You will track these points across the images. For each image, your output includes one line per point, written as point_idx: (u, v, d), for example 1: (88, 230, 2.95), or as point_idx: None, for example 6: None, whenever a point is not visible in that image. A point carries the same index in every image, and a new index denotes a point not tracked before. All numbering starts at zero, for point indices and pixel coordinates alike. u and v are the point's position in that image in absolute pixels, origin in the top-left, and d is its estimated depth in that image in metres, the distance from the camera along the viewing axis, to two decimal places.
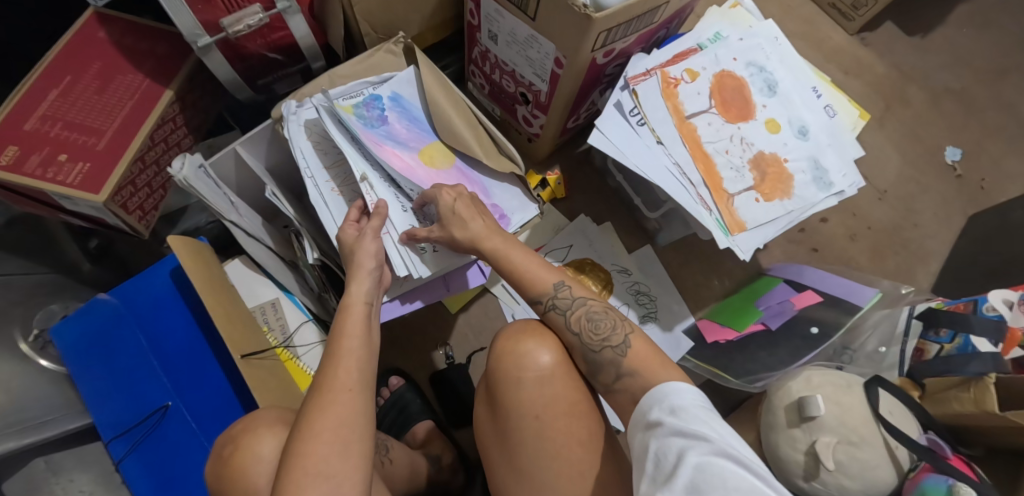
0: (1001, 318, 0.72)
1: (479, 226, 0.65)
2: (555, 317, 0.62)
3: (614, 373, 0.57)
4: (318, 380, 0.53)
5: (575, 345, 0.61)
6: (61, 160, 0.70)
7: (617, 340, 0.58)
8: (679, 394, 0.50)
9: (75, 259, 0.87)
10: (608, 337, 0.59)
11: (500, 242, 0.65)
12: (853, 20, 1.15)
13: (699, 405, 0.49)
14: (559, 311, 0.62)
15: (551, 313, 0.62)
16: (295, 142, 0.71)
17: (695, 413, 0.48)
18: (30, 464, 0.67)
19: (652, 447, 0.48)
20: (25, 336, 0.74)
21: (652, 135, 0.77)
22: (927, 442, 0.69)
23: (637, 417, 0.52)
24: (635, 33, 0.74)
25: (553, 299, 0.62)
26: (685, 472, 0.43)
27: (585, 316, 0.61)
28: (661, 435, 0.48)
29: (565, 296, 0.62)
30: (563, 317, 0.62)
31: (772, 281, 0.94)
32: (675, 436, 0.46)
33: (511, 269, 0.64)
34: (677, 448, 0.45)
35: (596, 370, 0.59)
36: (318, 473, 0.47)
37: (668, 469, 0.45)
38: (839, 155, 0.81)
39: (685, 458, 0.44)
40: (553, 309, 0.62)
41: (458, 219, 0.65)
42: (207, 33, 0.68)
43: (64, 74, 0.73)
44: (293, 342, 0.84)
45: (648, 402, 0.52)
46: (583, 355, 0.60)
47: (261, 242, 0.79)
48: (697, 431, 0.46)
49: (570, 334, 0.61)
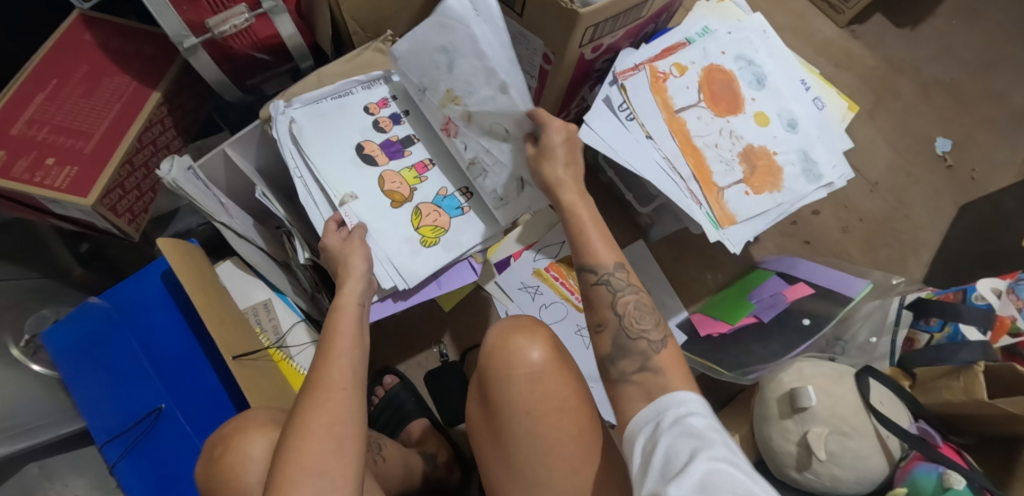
0: (990, 306, 0.73)
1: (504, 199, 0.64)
2: (603, 292, 0.59)
3: (638, 364, 0.55)
4: (310, 379, 0.53)
5: (610, 325, 0.59)
6: (49, 164, 0.70)
7: (656, 335, 0.57)
8: (692, 402, 0.49)
9: (66, 263, 0.86)
10: (647, 330, 0.57)
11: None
12: (843, 12, 1.15)
13: (710, 417, 0.48)
14: (610, 288, 0.59)
15: (600, 287, 0.59)
16: (285, 143, 0.71)
17: (706, 420, 0.48)
18: (24, 469, 0.67)
19: (661, 444, 0.46)
20: (16, 342, 0.74)
21: (642, 129, 0.77)
22: (918, 431, 0.70)
23: (647, 415, 0.51)
24: (622, 28, 0.74)
25: (609, 275, 0.59)
26: (696, 473, 0.42)
27: (631, 303, 0.59)
28: (669, 436, 0.47)
29: (621, 278, 0.59)
30: (612, 295, 0.59)
31: (763, 275, 0.94)
32: (688, 438, 0.45)
33: (577, 227, 0.62)
34: (690, 449, 0.44)
35: (619, 355, 0.56)
36: (313, 470, 0.47)
37: (676, 467, 0.44)
38: (828, 147, 0.81)
39: (695, 459, 0.43)
40: (604, 284, 0.59)
41: (547, 157, 0.65)
42: (193, 34, 0.68)
43: (51, 78, 0.73)
44: (285, 343, 0.84)
45: (660, 401, 0.51)
46: (613, 337, 0.57)
47: (252, 243, 0.79)
48: (708, 436, 0.46)
49: (610, 312, 0.59)
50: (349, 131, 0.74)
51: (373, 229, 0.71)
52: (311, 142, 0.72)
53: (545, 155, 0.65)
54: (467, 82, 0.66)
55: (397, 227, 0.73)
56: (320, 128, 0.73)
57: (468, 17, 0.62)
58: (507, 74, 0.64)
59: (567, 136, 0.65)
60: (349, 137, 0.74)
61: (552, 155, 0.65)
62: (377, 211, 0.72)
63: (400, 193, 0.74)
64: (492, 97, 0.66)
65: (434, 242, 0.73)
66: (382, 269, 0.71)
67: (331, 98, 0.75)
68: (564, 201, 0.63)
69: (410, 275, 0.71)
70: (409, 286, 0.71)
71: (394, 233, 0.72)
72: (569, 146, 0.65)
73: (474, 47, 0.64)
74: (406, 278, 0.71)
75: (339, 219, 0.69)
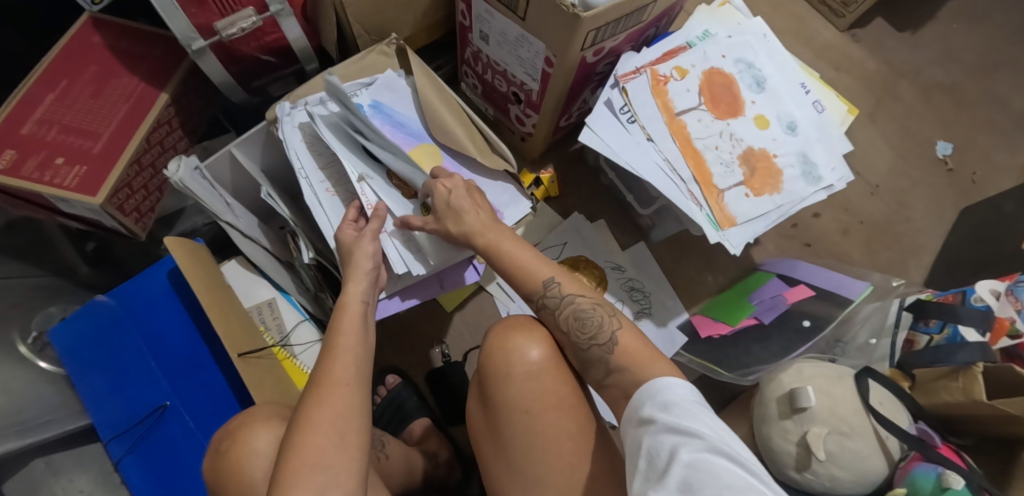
0: (988, 308, 0.74)
1: (475, 219, 0.65)
2: (547, 316, 0.62)
3: (604, 369, 0.58)
4: (314, 376, 0.53)
5: (565, 342, 0.62)
6: (58, 164, 0.71)
7: (603, 337, 0.58)
8: (670, 391, 0.50)
9: (73, 262, 0.87)
10: (595, 336, 0.58)
11: (494, 236, 0.65)
12: (843, 16, 1.16)
13: (690, 403, 0.49)
14: (549, 310, 0.62)
15: (543, 312, 0.62)
16: (292, 144, 0.72)
17: (686, 409, 0.48)
18: (30, 464, 0.67)
19: (645, 444, 0.48)
20: (24, 339, 0.75)
21: (643, 132, 0.78)
22: (917, 432, 0.70)
23: (630, 412, 0.52)
24: (623, 31, 0.74)
25: (543, 297, 0.62)
26: (678, 471, 0.43)
27: (573, 314, 0.60)
28: (652, 433, 0.48)
29: (554, 294, 0.61)
30: (554, 315, 0.62)
31: (764, 276, 0.95)
32: (667, 434, 0.46)
33: (504, 260, 0.64)
34: (670, 445, 0.46)
35: (587, 366, 0.59)
36: (316, 465, 0.48)
37: (660, 466, 0.45)
38: (827, 149, 0.82)
39: (676, 456, 0.45)
40: (544, 308, 0.62)
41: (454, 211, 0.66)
42: (201, 36, 0.69)
43: (60, 78, 0.74)
44: (290, 341, 0.85)
45: (640, 397, 0.52)
46: (575, 352, 0.60)
47: (257, 243, 0.80)
48: (688, 427, 0.46)
49: (560, 332, 0.62)
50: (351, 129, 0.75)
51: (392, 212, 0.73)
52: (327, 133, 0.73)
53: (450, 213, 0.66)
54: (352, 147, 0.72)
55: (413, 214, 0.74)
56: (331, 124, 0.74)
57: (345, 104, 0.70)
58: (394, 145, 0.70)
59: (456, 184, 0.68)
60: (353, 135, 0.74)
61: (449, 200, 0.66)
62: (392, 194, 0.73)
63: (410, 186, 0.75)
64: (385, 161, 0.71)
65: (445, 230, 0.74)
66: (396, 255, 0.71)
67: None
68: (483, 244, 0.65)
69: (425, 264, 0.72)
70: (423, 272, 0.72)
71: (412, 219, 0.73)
72: (464, 191, 0.68)
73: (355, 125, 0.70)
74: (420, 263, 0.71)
75: (359, 206, 0.70)
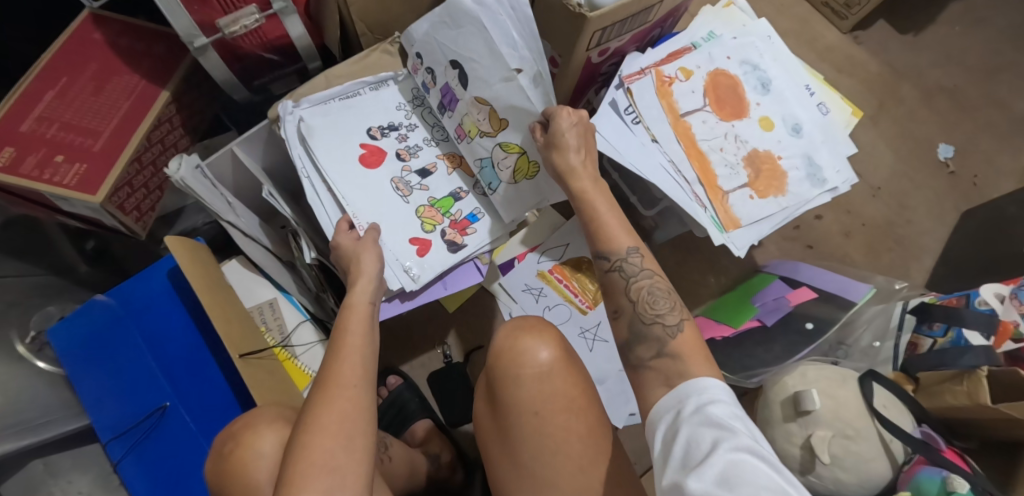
0: (993, 312, 0.73)
1: (578, 159, 0.63)
2: (618, 278, 0.58)
3: (655, 350, 0.54)
4: (321, 378, 0.53)
5: (626, 311, 0.58)
6: (58, 161, 0.70)
7: (671, 320, 0.56)
8: (714, 387, 0.49)
9: (72, 261, 0.87)
10: (663, 315, 0.56)
11: (588, 185, 0.62)
12: (846, 18, 1.16)
13: (733, 405, 0.47)
14: (623, 274, 0.58)
15: (614, 273, 0.59)
16: (293, 142, 0.71)
17: (729, 408, 0.47)
18: (29, 465, 0.67)
19: (682, 433, 0.46)
20: (22, 338, 0.74)
21: (648, 133, 0.78)
22: (921, 435, 0.70)
23: (669, 401, 0.50)
24: (629, 32, 0.74)
25: (622, 261, 0.58)
26: (717, 463, 0.42)
27: (647, 288, 0.57)
28: (691, 423, 0.46)
29: (634, 262, 0.58)
30: (625, 281, 0.58)
31: (767, 277, 0.95)
32: (710, 428, 0.45)
33: (590, 213, 0.61)
34: (711, 438, 0.44)
35: (636, 341, 0.56)
36: (324, 467, 0.47)
37: (697, 457, 0.44)
38: (832, 152, 0.82)
39: (717, 448, 0.43)
40: (618, 270, 0.58)
41: (559, 144, 0.63)
42: (204, 34, 0.68)
43: (61, 76, 0.73)
44: (290, 342, 0.84)
45: (682, 388, 0.50)
46: (630, 323, 0.57)
47: (259, 243, 0.79)
48: (731, 425, 0.45)
49: (625, 298, 0.58)
50: (351, 129, 0.75)
51: (390, 223, 0.73)
52: (321, 139, 0.73)
53: (555, 143, 0.63)
54: (472, 53, 0.67)
55: (413, 222, 0.74)
56: (327, 129, 0.74)
57: (482, 8, 0.64)
58: (525, 60, 0.64)
59: (580, 123, 0.64)
60: (354, 136, 0.75)
61: (563, 142, 0.63)
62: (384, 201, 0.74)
63: (408, 191, 0.75)
64: (505, 78, 0.66)
65: (530, 175, 0.72)
66: (390, 272, 0.71)
67: (339, 99, 0.76)
68: (577, 190, 0.62)
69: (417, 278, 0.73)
70: (414, 288, 0.73)
71: (410, 229, 0.74)
72: (581, 131, 0.64)
73: (486, 32, 0.65)
74: (412, 280, 0.72)
75: (349, 221, 0.70)
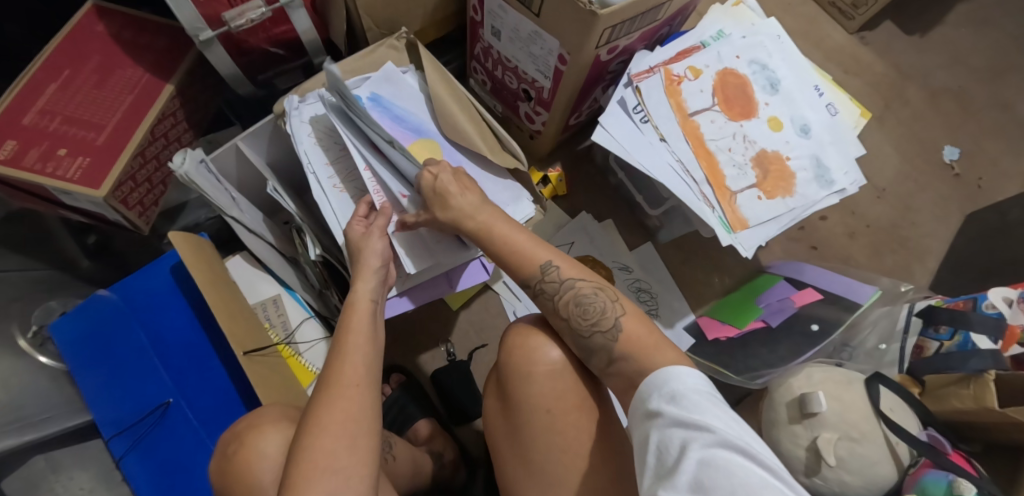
0: (1000, 315, 0.74)
1: (462, 200, 0.63)
2: (545, 301, 0.61)
3: (606, 358, 0.56)
4: (325, 378, 0.52)
5: (564, 328, 0.60)
6: (60, 155, 0.69)
7: (607, 324, 0.57)
8: (678, 380, 0.48)
9: (73, 255, 0.86)
10: (596, 322, 0.57)
11: (486, 217, 0.63)
12: (853, 19, 1.15)
13: (700, 393, 0.47)
14: (547, 295, 0.60)
15: (540, 297, 0.61)
16: (298, 138, 0.70)
17: (695, 400, 0.46)
18: (30, 462, 0.66)
19: (653, 439, 0.46)
20: (24, 333, 0.73)
21: (656, 132, 0.77)
22: (927, 438, 0.69)
23: (638, 402, 0.50)
24: (639, 30, 0.74)
25: (541, 281, 0.61)
26: (689, 467, 0.42)
27: (574, 300, 0.59)
28: (660, 426, 0.46)
29: (552, 278, 0.60)
30: (553, 301, 0.60)
31: (772, 278, 0.94)
32: (677, 429, 0.45)
33: (499, 247, 0.62)
34: (679, 440, 0.44)
35: (589, 355, 0.58)
36: (329, 468, 0.47)
37: (669, 463, 0.44)
38: (841, 153, 0.81)
39: (687, 452, 0.43)
40: (541, 293, 0.61)
41: (441, 194, 0.63)
42: (209, 27, 0.67)
43: (63, 68, 0.72)
44: (295, 339, 0.83)
45: (647, 387, 0.50)
46: (574, 340, 0.59)
47: (262, 238, 0.79)
48: (698, 419, 0.44)
49: (559, 318, 0.60)
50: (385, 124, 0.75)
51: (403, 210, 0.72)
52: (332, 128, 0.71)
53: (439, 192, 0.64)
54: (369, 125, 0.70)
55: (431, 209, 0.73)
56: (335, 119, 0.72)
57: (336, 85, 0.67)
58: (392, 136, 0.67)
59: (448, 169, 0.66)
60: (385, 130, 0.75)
61: (445, 192, 0.63)
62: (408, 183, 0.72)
63: None
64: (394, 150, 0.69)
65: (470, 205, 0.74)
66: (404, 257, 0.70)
67: None
68: (478, 226, 0.63)
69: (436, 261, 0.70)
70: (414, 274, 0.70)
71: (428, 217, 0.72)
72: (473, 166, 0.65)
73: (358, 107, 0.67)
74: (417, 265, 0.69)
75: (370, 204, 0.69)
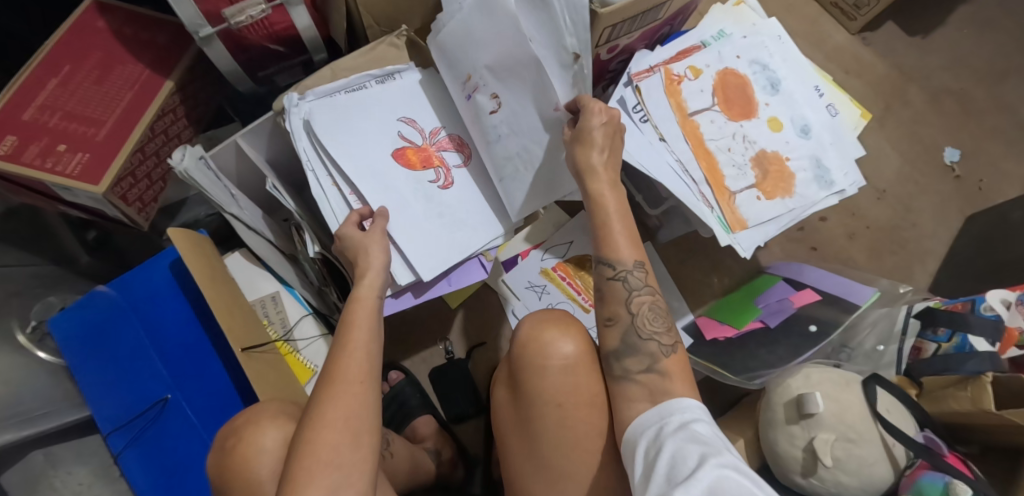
0: (998, 317, 0.75)
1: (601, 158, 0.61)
2: (618, 287, 0.58)
3: (645, 364, 0.56)
4: (326, 372, 0.52)
5: (621, 321, 0.58)
6: (60, 151, 0.70)
7: (666, 338, 0.57)
8: (694, 410, 0.50)
9: (73, 251, 0.86)
10: (658, 332, 0.57)
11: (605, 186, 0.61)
12: (855, 19, 1.15)
13: (715, 427, 0.48)
14: (626, 284, 0.58)
15: (615, 282, 0.58)
16: (298, 136, 0.70)
17: (710, 429, 0.47)
18: (29, 456, 0.66)
19: (665, 450, 0.46)
20: (23, 327, 0.73)
21: (655, 131, 0.77)
22: (924, 440, 0.69)
23: (652, 419, 0.51)
24: (639, 29, 0.74)
25: (627, 272, 0.58)
26: (705, 475, 0.41)
27: (648, 304, 0.58)
28: (674, 440, 0.47)
29: (638, 276, 0.58)
30: (626, 293, 0.58)
31: (771, 279, 0.94)
32: (692, 444, 0.45)
33: (602, 217, 0.60)
34: (694, 453, 0.44)
35: (625, 354, 0.57)
36: (330, 464, 0.47)
37: (683, 471, 0.43)
38: (840, 154, 0.81)
39: (703, 463, 0.43)
40: (621, 280, 0.58)
41: (586, 141, 0.62)
42: (209, 24, 0.68)
43: (63, 64, 0.72)
44: (293, 336, 0.84)
45: (662, 410, 0.51)
46: (622, 334, 0.58)
47: (262, 235, 0.79)
48: (713, 442, 0.45)
49: (623, 309, 0.58)
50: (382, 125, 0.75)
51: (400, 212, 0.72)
52: (329, 130, 0.71)
53: (580, 138, 0.62)
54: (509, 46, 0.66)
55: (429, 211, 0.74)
56: (334, 118, 0.72)
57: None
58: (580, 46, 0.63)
59: (608, 121, 0.62)
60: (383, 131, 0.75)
61: (591, 139, 0.61)
62: (404, 190, 0.73)
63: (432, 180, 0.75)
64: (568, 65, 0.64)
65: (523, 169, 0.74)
66: (397, 265, 0.71)
67: (344, 92, 0.75)
68: (593, 190, 0.61)
69: (430, 266, 0.71)
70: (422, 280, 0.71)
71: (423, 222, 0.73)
72: (610, 132, 0.63)
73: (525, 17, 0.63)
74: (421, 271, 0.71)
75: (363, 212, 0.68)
